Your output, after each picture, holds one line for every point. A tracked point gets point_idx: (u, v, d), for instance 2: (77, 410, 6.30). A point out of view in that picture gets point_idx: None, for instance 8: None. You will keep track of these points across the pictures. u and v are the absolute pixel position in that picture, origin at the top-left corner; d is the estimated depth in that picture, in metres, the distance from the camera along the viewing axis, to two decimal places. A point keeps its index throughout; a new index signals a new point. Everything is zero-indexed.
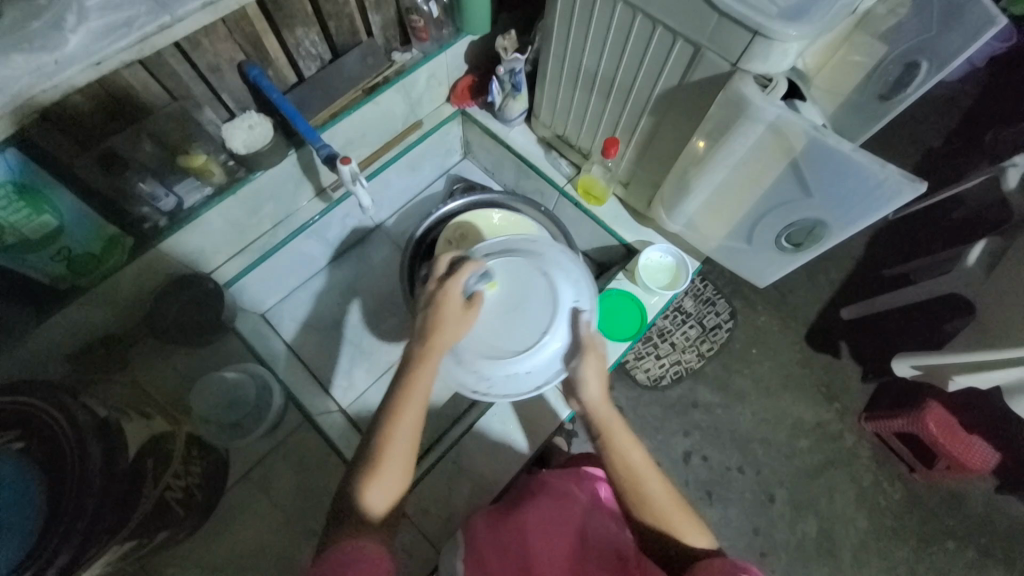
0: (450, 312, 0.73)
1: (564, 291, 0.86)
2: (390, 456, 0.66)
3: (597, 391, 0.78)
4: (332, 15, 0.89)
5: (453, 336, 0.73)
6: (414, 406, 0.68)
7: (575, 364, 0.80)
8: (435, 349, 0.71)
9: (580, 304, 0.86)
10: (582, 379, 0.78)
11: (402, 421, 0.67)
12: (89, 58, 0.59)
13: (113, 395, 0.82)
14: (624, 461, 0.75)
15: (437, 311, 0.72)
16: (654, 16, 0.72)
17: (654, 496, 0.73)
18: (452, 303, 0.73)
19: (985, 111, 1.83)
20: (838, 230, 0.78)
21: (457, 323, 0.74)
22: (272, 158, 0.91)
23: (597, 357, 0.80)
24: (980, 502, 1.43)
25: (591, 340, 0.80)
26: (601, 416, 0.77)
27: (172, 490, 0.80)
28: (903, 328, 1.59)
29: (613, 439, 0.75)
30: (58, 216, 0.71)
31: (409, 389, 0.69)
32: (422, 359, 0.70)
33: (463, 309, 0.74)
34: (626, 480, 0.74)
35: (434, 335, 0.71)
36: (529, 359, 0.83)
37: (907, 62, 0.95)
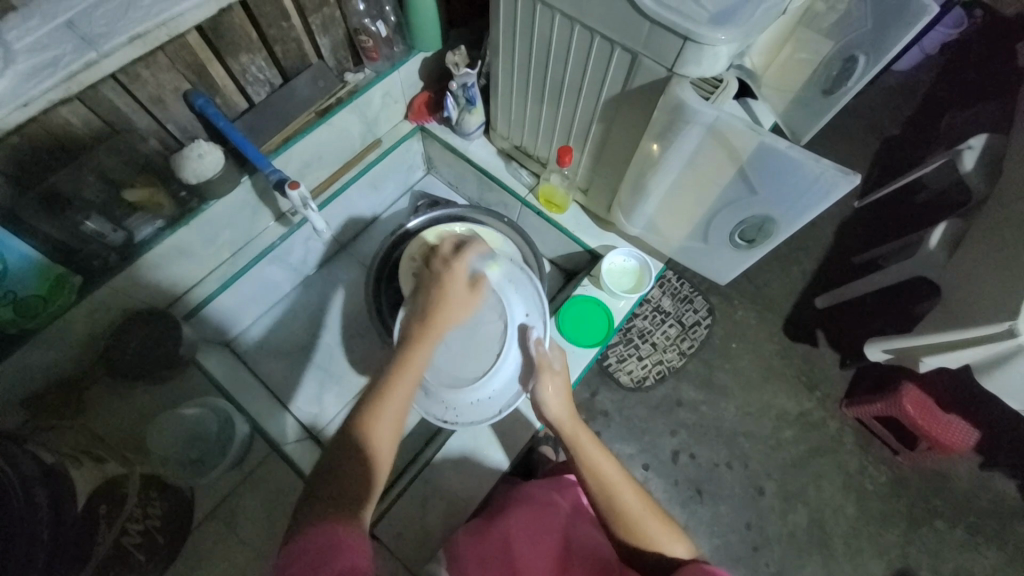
0: (452, 292, 0.79)
1: (514, 307, 0.89)
2: (381, 446, 0.64)
3: (560, 410, 0.81)
4: (278, 40, 0.89)
5: (453, 316, 0.78)
6: (403, 383, 0.69)
7: (532, 385, 0.83)
8: (435, 329, 0.76)
9: (531, 320, 0.89)
10: (541, 400, 0.81)
11: (390, 398, 0.67)
12: (15, 100, 0.59)
13: (66, 441, 0.75)
14: (598, 477, 0.73)
15: (444, 286, 0.79)
16: (590, 26, 0.73)
17: (627, 506, 0.71)
18: (456, 285, 0.80)
19: (940, 97, 1.89)
20: (786, 225, 0.80)
21: (461, 304, 0.79)
22: (224, 186, 0.90)
23: (554, 374, 0.82)
24: (964, 479, 1.45)
25: (545, 361, 0.83)
26: (569, 429, 0.78)
27: (130, 534, 0.72)
28: (877, 312, 1.62)
29: (585, 452, 0.75)
30: (2, 263, 0.69)
31: (404, 362, 0.72)
32: (419, 336, 0.75)
33: (464, 290, 0.80)
34: (599, 491, 0.73)
35: (432, 317, 0.77)
36: (493, 381, 0.87)
37: (846, 57, 0.98)
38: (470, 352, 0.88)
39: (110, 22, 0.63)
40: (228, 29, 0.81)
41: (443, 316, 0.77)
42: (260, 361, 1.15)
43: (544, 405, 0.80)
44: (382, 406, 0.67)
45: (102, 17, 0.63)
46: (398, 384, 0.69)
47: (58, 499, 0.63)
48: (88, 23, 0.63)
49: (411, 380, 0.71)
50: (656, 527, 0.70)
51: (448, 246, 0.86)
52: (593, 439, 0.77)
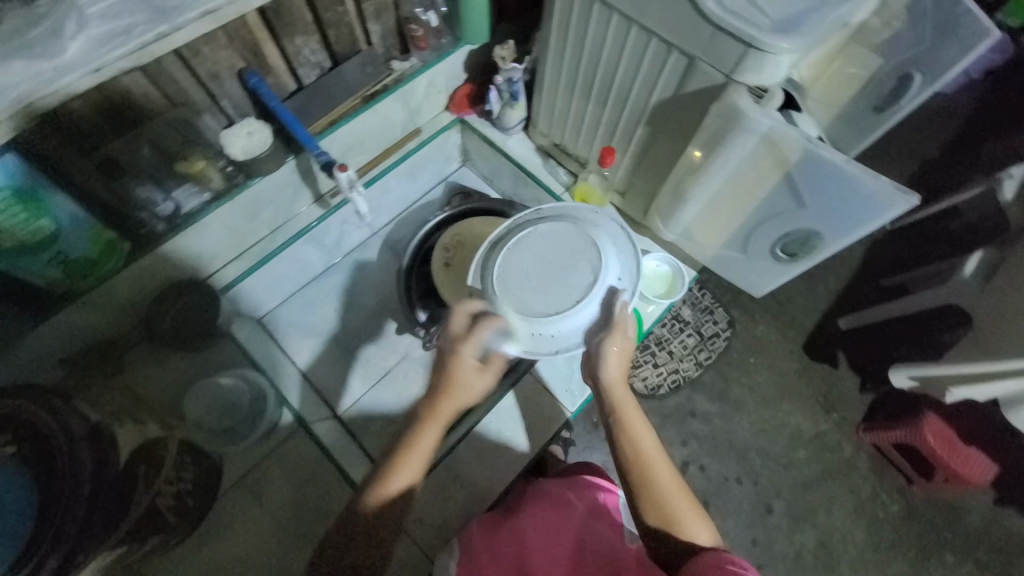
0: (461, 376, 0.72)
1: (610, 265, 0.77)
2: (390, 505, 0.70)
3: (617, 372, 0.75)
4: (332, 24, 0.90)
5: (465, 397, 0.74)
6: (414, 457, 0.72)
7: (598, 339, 0.73)
8: (445, 411, 0.73)
9: (622, 284, 0.77)
10: (602, 358, 0.74)
11: (400, 473, 0.71)
12: (89, 66, 0.60)
13: (108, 401, 0.82)
14: (635, 449, 0.73)
15: (453, 371, 0.72)
16: (649, 28, 0.73)
17: (660, 484, 0.71)
18: (464, 368, 0.72)
19: (982, 122, 1.84)
20: (832, 240, 0.79)
21: (470, 386, 0.73)
22: (271, 164, 0.92)
23: (624, 337, 0.74)
24: (979, 514, 1.42)
25: (621, 323, 0.74)
26: (617, 396, 0.75)
27: (163, 496, 0.82)
28: (902, 337, 1.59)
29: (627, 421, 0.75)
30: (55, 220, 0.70)
31: (412, 444, 0.73)
32: (429, 417, 0.73)
33: (477, 369, 0.73)
34: (634, 463, 0.72)
35: (444, 398, 0.73)
36: (567, 324, 0.73)
37: (901, 74, 0.96)
38: (554, 287, 0.74)
39: None
40: (287, 10, 0.82)
41: (454, 399, 0.73)
42: (286, 339, 1.16)
43: (603, 364, 0.73)
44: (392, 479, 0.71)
45: None
46: (410, 459, 0.72)
47: None
48: None
49: (421, 456, 0.73)
50: (685, 511, 0.69)
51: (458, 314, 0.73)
52: (638, 414, 0.76)
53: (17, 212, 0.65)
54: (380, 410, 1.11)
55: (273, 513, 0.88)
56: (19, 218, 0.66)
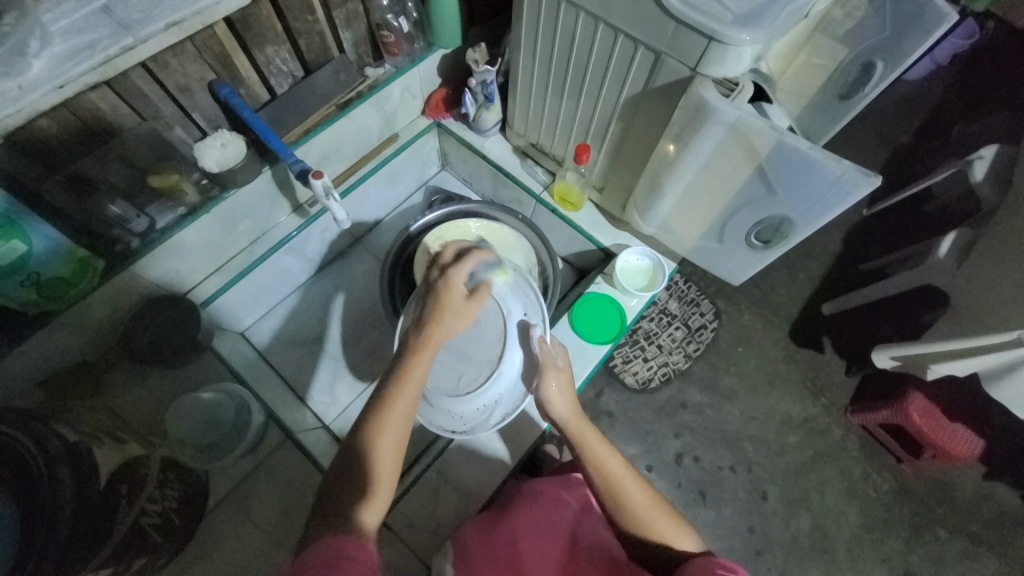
0: (452, 300, 0.76)
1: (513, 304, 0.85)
2: (382, 469, 0.64)
3: (566, 409, 0.80)
4: (302, 33, 0.90)
5: (451, 326, 0.75)
6: (404, 396, 0.68)
7: (536, 385, 0.81)
8: (433, 340, 0.73)
9: (530, 316, 0.86)
10: (548, 400, 0.80)
11: (389, 419, 0.66)
12: (52, 81, 0.60)
13: (87, 421, 0.76)
14: (604, 475, 0.74)
15: (444, 296, 0.76)
16: (615, 25, 0.74)
17: (632, 498, 0.73)
18: (454, 292, 0.76)
19: (950, 107, 1.89)
20: (803, 227, 0.81)
21: (459, 313, 0.76)
22: (246, 175, 0.91)
23: (557, 370, 0.81)
24: (968, 489, 1.45)
25: (548, 358, 0.82)
26: (574, 430, 0.78)
27: (148, 515, 0.74)
28: (883, 320, 1.62)
29: (589, 449, 0.76)
30: (27, 241, 0.69)
31: (403, 377, 0.69)
32: (422, 347, 0.72)
33: (465, 299, 0.77)
34: (602, 485, 0.74)
35: (433, 325, 0.74)
36: (498, 385, 0.83)
37: (863, 62, 0.98)
38: (471, 355, 0.84)
39: (147, 8, 0.64)
40: (256, 21, 0.82)
41: (441, 327, 0.74)
42: (272, 352, 1.15)
43: (549, 406, 0.79)
44: (384, 423, 0.66)
45: (139, 4, 0.65)
46: (403, 392, 0.68)
47: (81, 476, 0.67)
48: (126, 9, 0.64)
49: (410, 401, 0.68)
50: (663, 523, 0.71)
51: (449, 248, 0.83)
52: (597, 437, 0.78)
53: None
54: None
55: (265, 529, 0.87)
56: None
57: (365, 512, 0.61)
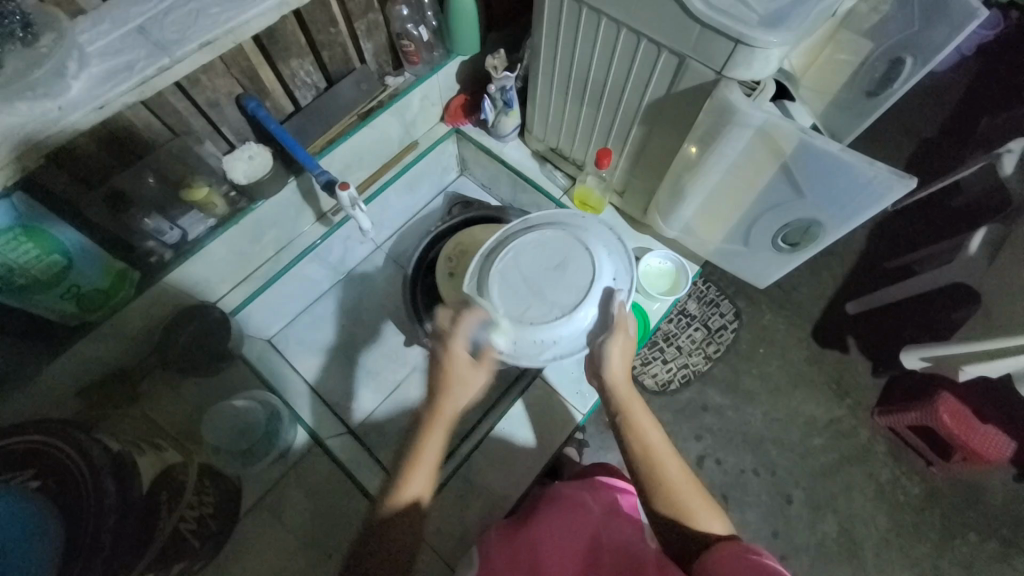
0: (458, 369, 0.77)
1: (604, 267, 0.84)
2: (400, 527, 0.69)
3: (619, 368, 0.79)
4: (325, 45, 0.91)
5: (461, 397, 0.77)
6: (422, 470, 0.72)
7: (601, 340, 0.79)
8: (443, 416, 0.76)
9: (617, 283, 0.84)
10: (605, 354, 0.79)
11: (411, 489, 0.71)
12: (92, 102, 0.62)
13: (125, 430, 0.79)
14: (642, 441, 0.75)
15: (447, 370, 0.76)
16: (637, 30, 0.74)
17: (667, 473, 0.72)
18: (457, 364, 0.77)
19: (977, 99, 1.84)
20: (832, 229, 0.79)
21: (465, 387, 0.77)
22: (273, 186, 0.92)
23: (626, 338, 0.79)
24: (1001, 492, 1.41)
25: (621, 323, 0.80)
26: (621, 391, 0.79)
27: (186, 520, 0.77)
28: (909, 319, 1.58)
29: (631, 416, 0.77)
30: (66, 255, 0.71)
31: (421, 452, 0.74)
32: (431, 424, 0.75)
33: (470, 364, 0.78)
34: (641, 459, 0.74)
35: (441, 400, 0.76)
36: (566, 329, 0.80)
37: (892, 58, 0.96)
38: (547, 297, 0.81)
39: (181, 29, 0.66)
40: (281, 35, 0.83)
41: (450, 400, 0.76)
42: (297, 358, 1.17)
43: (605, 363, 0.78)
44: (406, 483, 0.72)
45: (173, 25, 0.66)
46: (421, 465, 0.73)
47: (123, 482, 0.69)
48: (161, 30, 0.66)
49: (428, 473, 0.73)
50: (693, 499, 0.70)
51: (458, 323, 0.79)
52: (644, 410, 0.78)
53: (29, 250, 0.67)
54: (392, 423, 1.12)
55: (295, 533, 0.90)
56: (31, 255, 0.67)
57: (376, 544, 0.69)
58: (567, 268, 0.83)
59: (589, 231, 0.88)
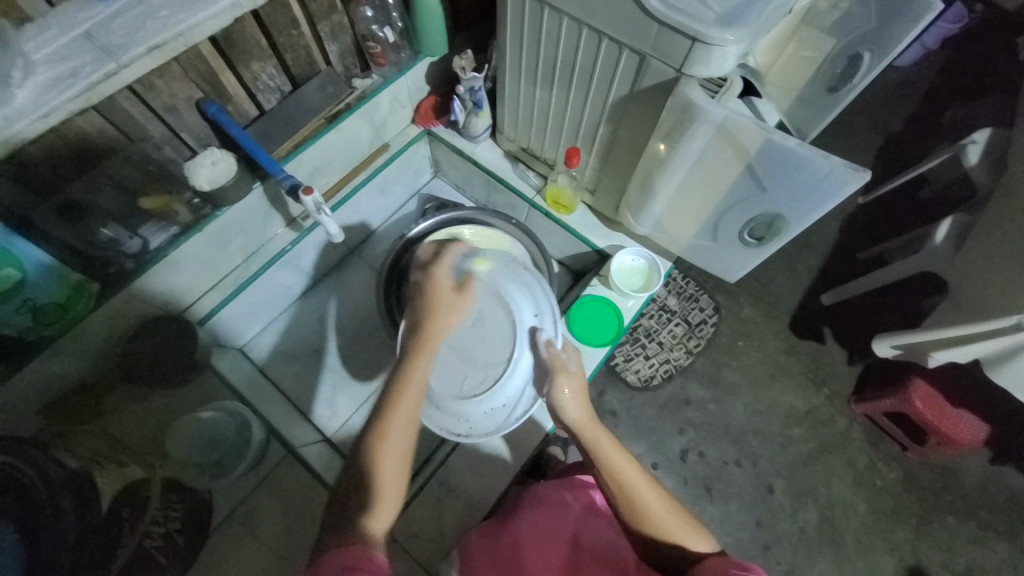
0: (444, 298, 0.77)
1: (522, 306, 0.87)
2: (386, 477, 0.63)
3: (578, 411, 0.75)
4: (288, 47, 0.90)
5: (444, 322, 0.76)
6: (408, 401, 0.67)
7: (547, 390, 0.78)
8: (428, 340, 0.74)
9: (539, 320, 0.87)
10: (559, 404, 0.75)
11: (393, 428, 0.65)
12: (37, 110, 0.60)
13: (86, 447, 0.76)
14: (615, 477, 0.70)
15: (432, 294, 0.78)
16: (599, 29, 0.74)
17: (653, 512, 0.68)
18: (441, 287, 0.78)
19: (942, 92, 1.88)
20: (795, 223, 0.81)
21: (450, 307, 0.77)
22: (238, 191, 0.91)
23: (569, 376, 0.77)
24: (974, 474, 1.45)
25: (559, 361, 0.79)
26: (588, 437, 0.73)
27: (151, 537, 0.76)
28: (882, 307, 1.62)
29: (607, 458, 0.71)
30: (20, 268, 0.69)
31: (403, 383, 0.69)
32: (417, 349, 0.73)
33: (453, 294, 0.79)
34: (619, 495, 0.70)
35: (427, 325, 0.76)
36: (509, 383, 0.84)
37: (851, 54, 0.97)
38: (478, 359, 0.86)
39: (129, 33, 0.65)
40: (241, 38, 0.82)
41: (435, 326, 0.75)
42: (273, 366, 1.15)
43: (562, 410, 0.74)
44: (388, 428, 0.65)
45: (122, 29, 0.65)
46: (404, 401, 0.67)
47: (83, 503, 0.67)
48: (107, 34, 0.65)
49: (411, 412, 0.67)
50: (675, 523, 0.68)
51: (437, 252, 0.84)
52: (616, 446, 0.73)
53: None
54: None
55: (268, 544, 0.87)
56: None
57: (372, 522, 0.60)
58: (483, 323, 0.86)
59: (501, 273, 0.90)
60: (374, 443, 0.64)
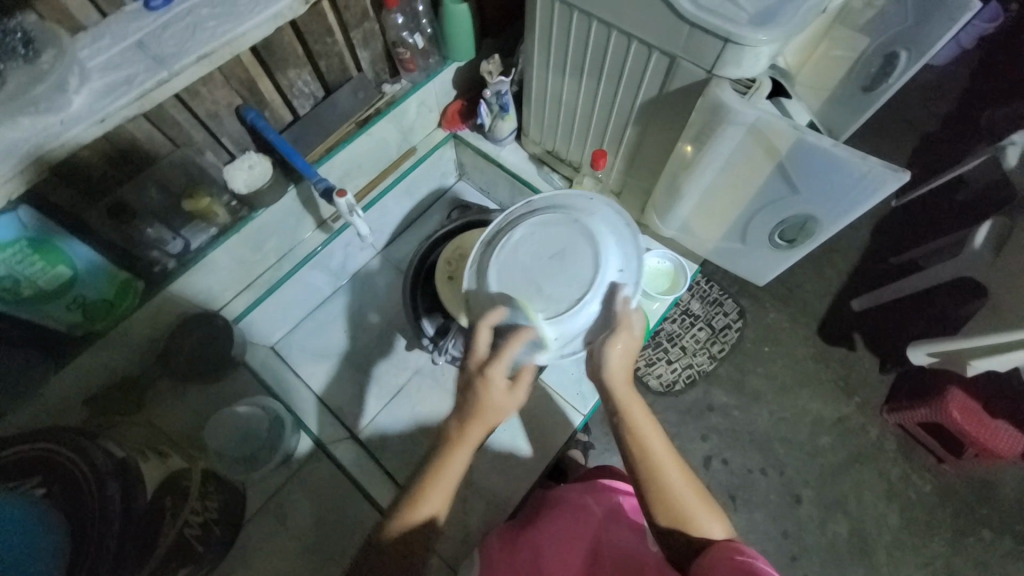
0: (494, 398, 0.68)
1: (610, 260, 0.82)
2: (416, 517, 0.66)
3: (617, 369, 0.75)
4: (322, 55, 0.93)
5: (492, 422, 0.69)
6: (441, 486, 0.67)
7: (604, 338, 0.76)
8: (472, 436, 0.68)
9: (623, 277, 0.82)
10: (607, 352, 0.75)
11: (430, 497, 0.67)
12: (94, 116, 0.64)
13: (131, 438, 0.80)
14: (643, 449, 0.70)
15: (483, 395, 0.68)
16: (629, 32, 0.75)
17: (676, 493, 0.67)
18: (495, 390, 0.68)
19: (980, 91, 1.82)
20: (829, 224, 0.79)
21: (499, 411, 0.69)
22: (273, 194, 0.94)
23: (631, 336, 0.75)
24: (1014, 489, 1.39)
25: (625, 320, 0.76)
26: (620, 397, 0.74)
27: (190, 526, 0.78)
28: (917, 313, 1.57)
29: (633, 423, 0.72)
30: (72, 266, 0.72)
31: (436, 475, 0.68)
32: (455, 444, 0.68)
33: (508, 391, 0.69)
34: (642, 466, 0.70)
35: (474, 423, 0.68)
36: (572, 321, 0.79)
37: (887, 53, 0.95)
38: (551, 289, 0.80)
39: (179, 43, 0.68)
40: (279, 46, 0.85)
41: (480, 425, 0.68)
42: (300, 365, 1.18)
43: (604, 362, 0.74)
44: (423, 496, 0.67)
45: (173, 39, 0.68)
46: (436, 487, 0.67)
47: (128, 488, 0.70)
48: (159, 44, 0.68)
49: (445, 494, 0.68)
50: (698, 506, 0.66)
51: (481, 332, 0.73)
52: (646, 417, 0.73)
53: (34, 261, 0.68)
54: (395, 427, 1.13)
55: (298, 537, 0.90)
56: (37, 267, 0.68)
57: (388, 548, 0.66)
58: (568, 259, 0.82)
59: (597, 215, 0.85)
60: (406, 513, 0.66)
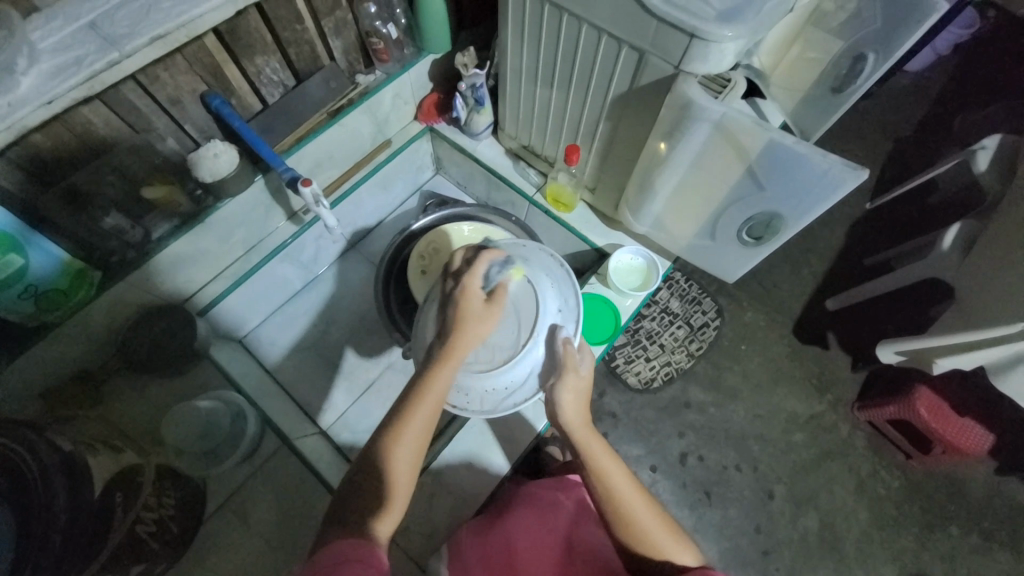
0: (472, 306, 0.71)
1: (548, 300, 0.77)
2: (399, 478, 0.63)
3: (573, 410, 0.74)
4: (292, 42, 0.91)
5: (476, 336, 0.70)
6: (426, 408, 0.66)
7: (552, 383, 0.74)
8: (456, 351, 0.69)
9: (563, 316, 0.77)
10: (560, 401, 0.73)
11: (411, 426, 0.65)
12: (41, 98, 0.61)
13: (82, 431, 0.78)
14: (606, 487, 0.70)
15: (462, 304, 0.71)
16: (598, 25, 0.74)
17: (644, 523, 0.67)
18: (471, 299, 0.71)
19: (954, 98, 1.86)
20: (793, 221, 0.80)
21: (482, 321, 0.71)
22: (239, 184, 0.92)
23: (577, 377, 0.73)
24: (979, 485, 1.42)
25: (571, 360, 0.73)
26: (579, 437, 0.74)
27: (144, 523, 0.77)
28: (889, 313, 1.60)
29: (596, 463, 0.72)
30: (24, 256, 0.69)
31: (424, 392, 0.67)
32: (443, 361, 0.68)
33: (484, 303, 0.72)
34: (607, 502, 0.70)
35: (456, 334, 0.70)
36: (515, 371, 0.73)
37: (855, 55, 0.97)
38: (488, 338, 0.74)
39: (132, 23, 0.66)
40: (245, 32, 0.83)
41: (466, 337, 0.70)
42: (271, 360, 1.16)
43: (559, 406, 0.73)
44: (404, 426, 0.65)
45: (125, 19, 0.66)
46: (422, 410, 0.66)
47: (74, 484, 0.69)
48: (111, 24, 0.66)
49: (428, 415, 0.67)
50: (666, 538, 0.67)
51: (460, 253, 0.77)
52: (608, 453, 0.73)
53: None
54: (367, 423, 1.11)
55: (261, 535, 0.88)
56: None
57: (379, 523, 0.61)
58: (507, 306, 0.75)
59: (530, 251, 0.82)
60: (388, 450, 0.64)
